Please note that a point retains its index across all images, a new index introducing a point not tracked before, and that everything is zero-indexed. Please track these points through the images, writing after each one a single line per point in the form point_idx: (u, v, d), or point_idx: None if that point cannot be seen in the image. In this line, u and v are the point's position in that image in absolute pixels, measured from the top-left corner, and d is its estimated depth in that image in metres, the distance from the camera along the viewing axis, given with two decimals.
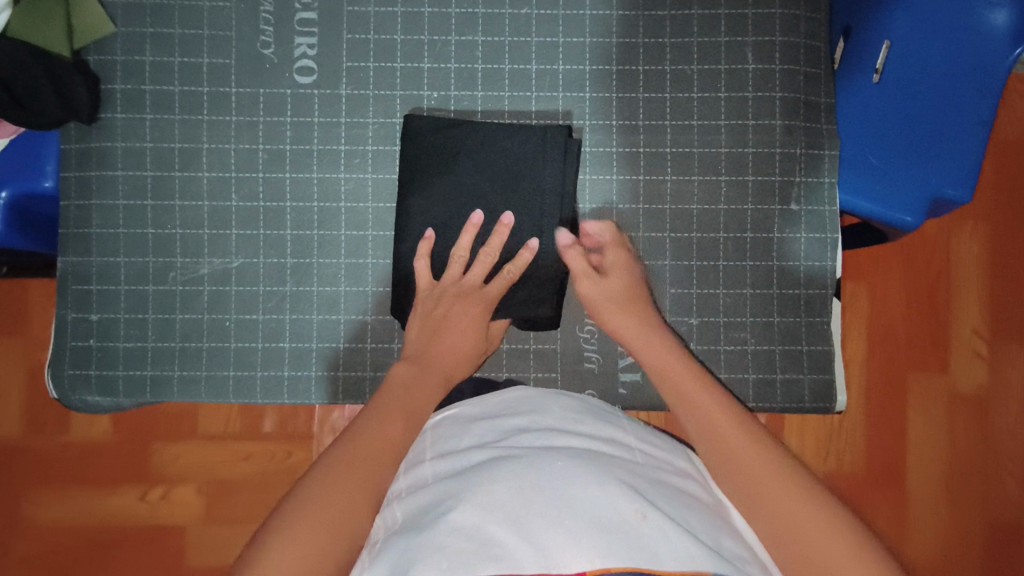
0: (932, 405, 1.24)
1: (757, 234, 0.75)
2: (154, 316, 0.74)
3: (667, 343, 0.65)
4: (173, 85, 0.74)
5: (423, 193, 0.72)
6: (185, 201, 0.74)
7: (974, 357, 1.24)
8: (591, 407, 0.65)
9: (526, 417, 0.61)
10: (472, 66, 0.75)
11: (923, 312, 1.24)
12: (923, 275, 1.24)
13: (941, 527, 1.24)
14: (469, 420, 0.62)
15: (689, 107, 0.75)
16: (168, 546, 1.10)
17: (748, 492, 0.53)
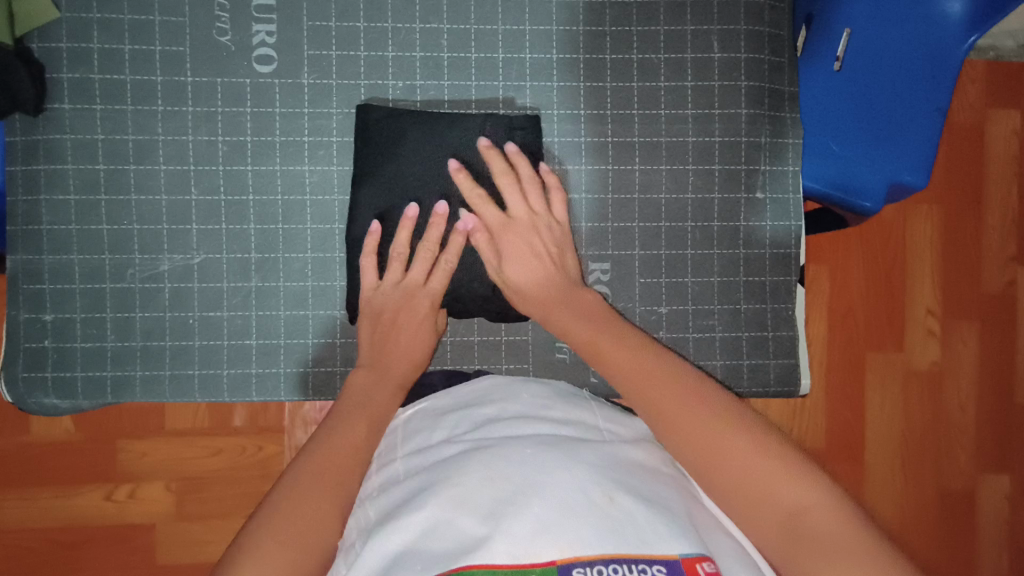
0: (889, 382, 1.28)
1: (724, 222, 0.76)
2: (113, 315, 0.71)
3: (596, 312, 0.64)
4: (125, 74, 0.71)
5: (391, 186, 0.70)
6: (141, 195, 0.71)
7: (928, 336, 1.29)
8: (560, 394, 0.65)
9: (496, 407, 0.61)
10: (438, 55, 0.74)
11: (881, 293, 1.28)
12: (881, 257, 1.28)
13: (899, 498, 1.29)
14: (439, 414, 0.63)
15: (657, 96, 0.75)
16: (137, 545, 1.08)
17: (702, 453, 0.51)
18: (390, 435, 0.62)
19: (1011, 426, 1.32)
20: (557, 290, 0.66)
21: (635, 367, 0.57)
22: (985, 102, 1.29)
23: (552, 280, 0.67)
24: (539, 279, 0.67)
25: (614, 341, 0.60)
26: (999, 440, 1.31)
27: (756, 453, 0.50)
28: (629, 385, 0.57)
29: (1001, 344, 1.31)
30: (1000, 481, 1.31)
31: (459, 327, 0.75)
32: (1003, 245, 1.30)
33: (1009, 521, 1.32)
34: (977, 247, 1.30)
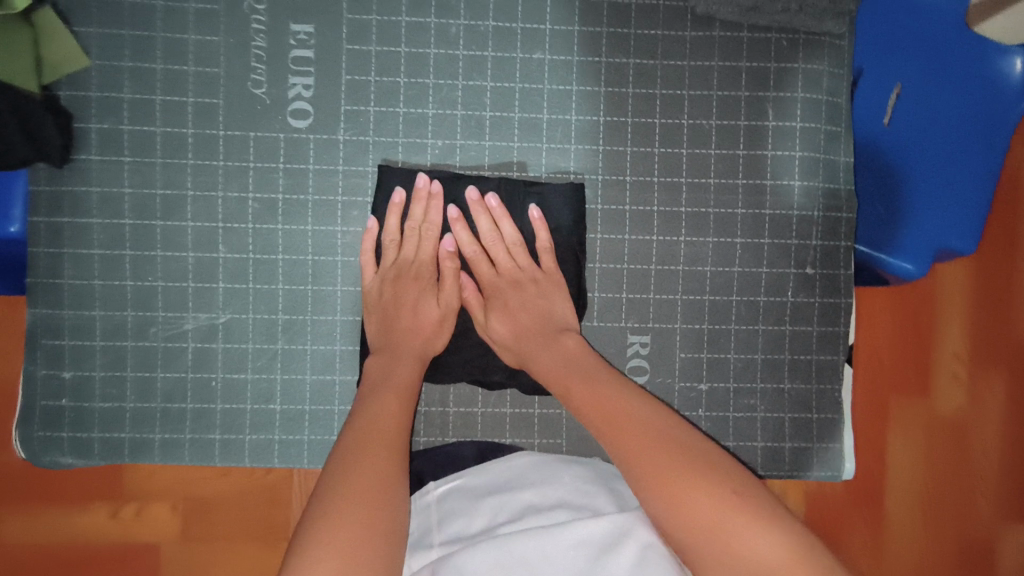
0: (911, 430, 1.16)
1: (772, 297, 0.72)
2: (133, 374, 0.69)
3: (604, 382, 0.59)
4: (155, 126, 0.68)
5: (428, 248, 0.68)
6: (168, 250, 0.68)
7: (954, 382, 1.16)
8: (596, 474, 0.66)
9: (536, 492, 0.63)
10: (480, 114, 0.70)
11: (909, 333, 1.16)
12: (911, 295, 1.16)
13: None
14: (479, 495, 0.64)
15: (706, 164, 0.72)
16: (148, 566, 1.01)
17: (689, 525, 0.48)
18: (425, 515, 0.64)
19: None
20: (544, 342, 0.65)
21: (639, 434, 0.53)
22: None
23: (566, 357, 0.63)
24: (530, 327, 0.67)
25: (612, 408, 0.56)
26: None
27: (743, 527, 0.47)
28: (627, 461, 0.53)
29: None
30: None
31: (491, 397, 0.72)
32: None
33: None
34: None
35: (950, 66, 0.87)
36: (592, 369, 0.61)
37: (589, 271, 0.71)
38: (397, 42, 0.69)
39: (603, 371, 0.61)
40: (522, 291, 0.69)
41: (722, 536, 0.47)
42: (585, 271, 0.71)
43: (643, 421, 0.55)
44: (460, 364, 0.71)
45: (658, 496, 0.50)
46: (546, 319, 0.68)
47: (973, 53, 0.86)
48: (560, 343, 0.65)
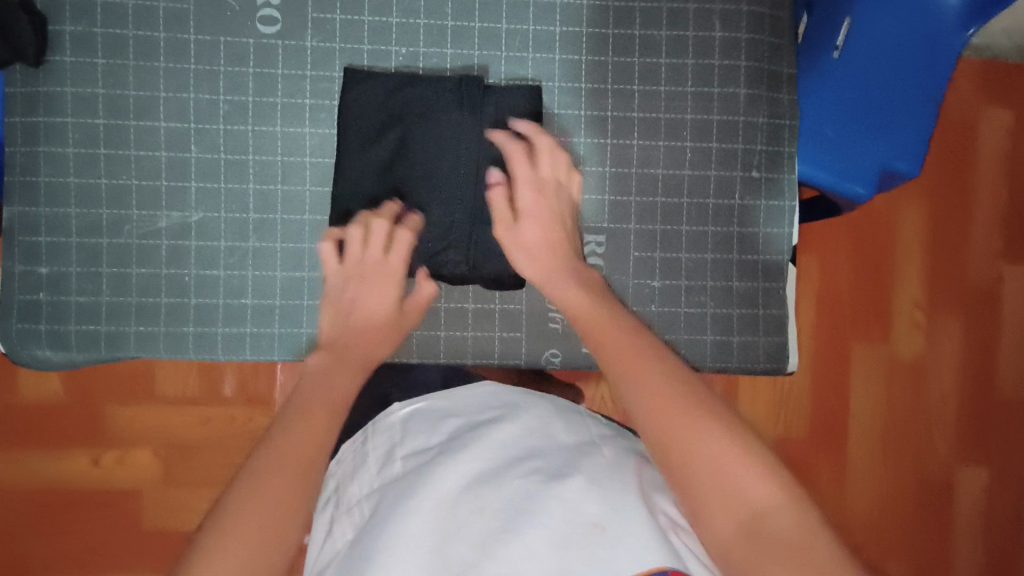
0: (873, 372, 1.31)
1: (720, 200, 0.77)
2: (109, 269, 0.72)
3: (587, 285, 0.61)
4: (127, 29, 0.71)
5: (388, 147, 0.72)
6: (141, 150, 0.71)
7: (913, 328, 1.31)
8: (558, 407, 0.68)
9: (497, 414, 0.65)
10: (442, 23, 0.74)
11: (869, 280, 1.29)
12: (870, 248, 1.30)
13: (876, 484, 1.32)
14: (441, 416, 0.66)
15: (657, 72, 0.76)
16: (123, 509, 1.09)
17: (652, 409, 0.47)
18: (390, 434, 0.66)
19: (987, 417, 1.34)
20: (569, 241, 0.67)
21: (613, 336, 0.54)
22: (978, 96, 1.30)
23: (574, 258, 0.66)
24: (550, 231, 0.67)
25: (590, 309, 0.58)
26: (977, 430, 1.34)
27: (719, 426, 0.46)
28: (621, 375, 0.50)
29: (981, 337, 1.33)
30: (978, 472, 1.34)
31: (454, 294, 0.76)
32: (989, 242, 1.32)
33: (985, 509, 1.34)
34: (963, 242, 1.32)
35: None
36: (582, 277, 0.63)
37: None
38: None
39: (592, 279, 0.62)
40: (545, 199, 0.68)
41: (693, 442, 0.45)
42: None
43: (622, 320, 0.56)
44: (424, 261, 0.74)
45: (642, 397, 0.48)
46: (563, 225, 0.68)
47: None
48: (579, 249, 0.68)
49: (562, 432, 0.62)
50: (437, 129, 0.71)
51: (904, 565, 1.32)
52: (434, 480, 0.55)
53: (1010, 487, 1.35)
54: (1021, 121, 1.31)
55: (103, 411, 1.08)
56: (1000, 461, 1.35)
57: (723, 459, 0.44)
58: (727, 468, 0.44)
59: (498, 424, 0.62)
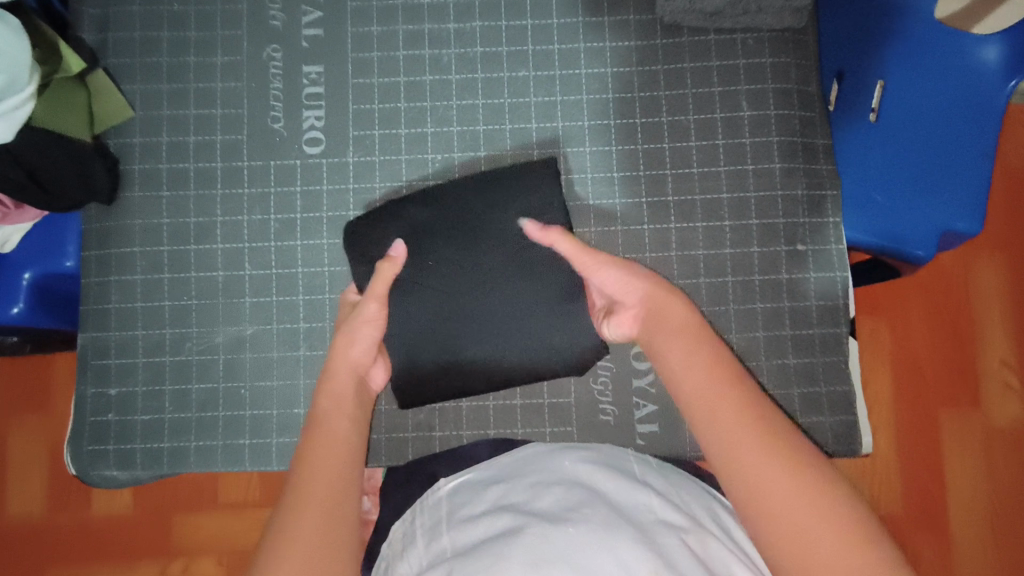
0: (969, 446, 1.11)
1: (766, 276, 0.74)
2: (171, 387, 0.74)
3: (677, 322, 0.57)
4: (188, 163, 0.77)
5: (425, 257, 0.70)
6: (200, 271, 0.76)
7: (1007, 390, 1.12)
8: (606, 461, 0.63)
9: (543, 476, 0.60)
10: (474, 128, 0.77)
11: (947, 343, 1.13)
12: (943, 307, 1.14)
13: (991, 572, 1.09)
14: (485, 485, 0.61)
15: (688, 154, 0.76)
16: None
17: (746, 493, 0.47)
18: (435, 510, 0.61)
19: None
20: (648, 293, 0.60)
21: (706, 395, 0.51)
22: None
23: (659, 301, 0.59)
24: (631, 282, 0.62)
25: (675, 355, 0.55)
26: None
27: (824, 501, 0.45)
28: (717, 454, 0.49)
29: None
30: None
31: (501, 390, 0.74)
32: None
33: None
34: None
35: (926, 56, 0.90)
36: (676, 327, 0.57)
37: None
38: (396, 72, 0.78)
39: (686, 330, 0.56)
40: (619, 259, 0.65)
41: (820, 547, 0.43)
42: None
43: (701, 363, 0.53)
44: (458, 372, 0.71)
45: (722, 452, 0.49)
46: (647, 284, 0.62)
47: (948, 42, 0.89)
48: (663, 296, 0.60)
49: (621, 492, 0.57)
50: (463, 245, 0.70)
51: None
52: (492, 555, 0.48)
53: None
54: None
55: (170, 521, 1.09)
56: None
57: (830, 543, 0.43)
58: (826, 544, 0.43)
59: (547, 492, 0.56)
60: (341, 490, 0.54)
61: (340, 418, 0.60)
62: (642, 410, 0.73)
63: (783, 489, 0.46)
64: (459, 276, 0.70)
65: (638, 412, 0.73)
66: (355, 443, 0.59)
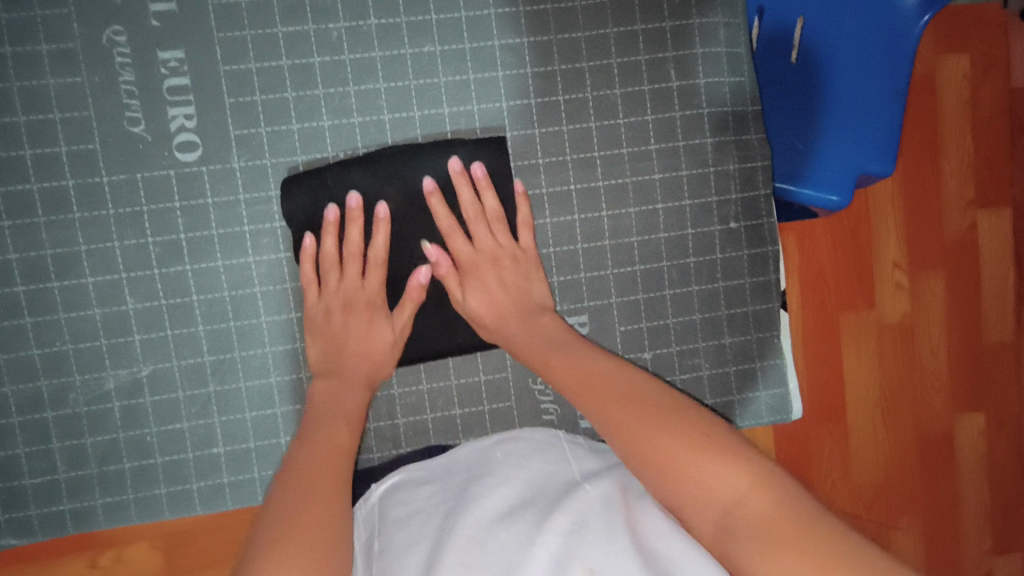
0: (863, 341, 1.19)
1: (700, 257, 0.73)
2: (61, 444, 0.66)
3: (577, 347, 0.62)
4: (30, 183, 0.63)
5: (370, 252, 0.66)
6: (71, 311, 0.65)
7: (897, 288, 1.20)
8: (533, 445, 0.65)
9: (473, 475, 0.62)
10: (379, 118, 0.68)
11: (847, 247, 1.17)
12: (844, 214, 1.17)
13: (880, 450, 1.21)
14: (418, 486, 0.63)
15: (617, 134, 0.71)
16: None
17: (665, 484, 0.50)
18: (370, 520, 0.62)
19: (982, 366, 1.24)
20: (522, 319, 0.66)
21: (613, 398, 0.56)
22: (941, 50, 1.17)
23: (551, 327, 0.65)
24: (502, 308, 0.67)
25: (581, 368, 0.60)
26: (971, 379, 1.24)
27: (728, 467, 0.49)
28: (619, 437, 0.54)
29: (964, 291, 1.23)
30: (975, 420, 1.25)
31: (439, 403, 0.71)
32: (961, 189, 1.20)
33: (987, 456, 1.26)
34: (936, 199, 1.20)
35: None
36: (574, 347, 0.62)
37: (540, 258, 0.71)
38: (276, 54, 0.66)
39: (587, 351, 0.62)
40: (501, 267, 0.68)
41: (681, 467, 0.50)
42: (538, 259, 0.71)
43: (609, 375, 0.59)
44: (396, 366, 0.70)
45: (633, 450, 0.52)
46: (520, 298, 0.67)
47: None
48: (539, 322, 0.65)
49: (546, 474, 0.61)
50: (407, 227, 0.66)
51: (916, 523, 1.24)
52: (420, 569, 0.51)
53: (1007, 434, 1.26)
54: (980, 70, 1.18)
55: None
56: (998, 407, 1.26)
57: (732, 497, 0.47)
58: (733, 502, 0.47)
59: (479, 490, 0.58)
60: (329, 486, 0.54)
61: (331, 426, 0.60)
62: None
63: (688, 460, 0.50)
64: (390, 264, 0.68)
65: None
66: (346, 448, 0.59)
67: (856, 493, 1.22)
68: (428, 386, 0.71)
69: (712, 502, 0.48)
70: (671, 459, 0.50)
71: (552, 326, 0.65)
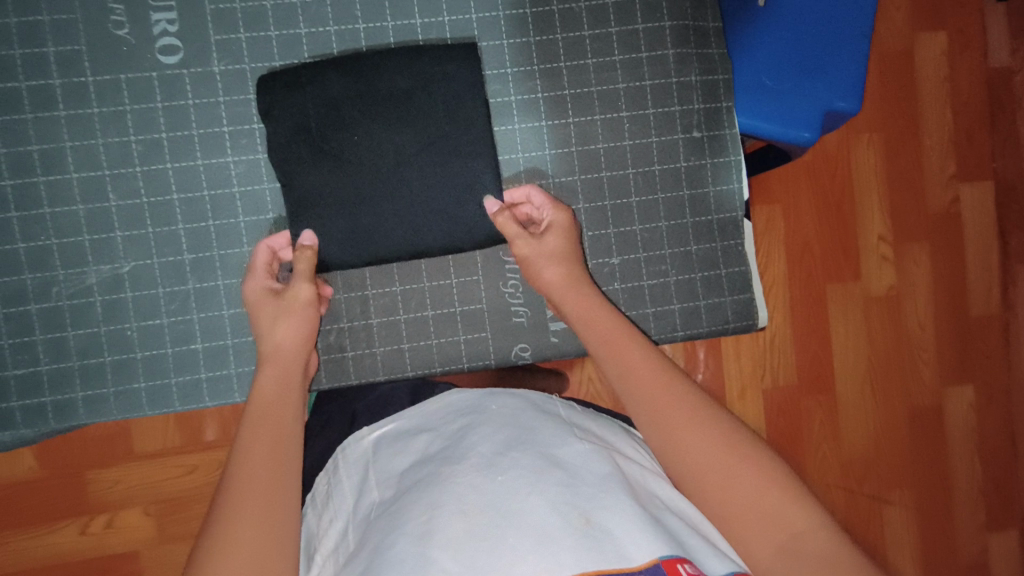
0: (850, 317, 1.17)
1: (665, 165, 0.75)
2: (44, 337, 0.68)
3: (603, 310, 0.63)
4: (19, 81, 0.66)
5: (340, 156, 0.67)
6: (56, 206, 0.67)
7: (883, 264, 1.18)
8: (527, 397, 0.59)
9: (470, 412, 0.56)
10: (353, 26, 0.70)
11: (832, 221, 1.16)
12: (829, 188, 1.16)
13: (874, 430, 1.19)
14: (411, 430, 0.58)
15: (582, 44, 0.73)
16: None
17: (686, 466, 0.51)
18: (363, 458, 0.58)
19: (971, 338, 1.22)
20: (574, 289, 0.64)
21: (641, 373, 0.57)
22: (911, 21, 1.17)
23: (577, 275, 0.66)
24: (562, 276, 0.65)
25: (608, 336, 0.60)
26: (959, 353, 1.22)
27: (746, 463, 0.50)
28: (645, 416, 0.54)
29: (950, 266, 1.20)
30: (966, 396, 1.22)
31: (411, 304, 0.73)
32: (943, 165, 1.19)
33: (979, 431, 1.22)
34: (919, 171, 1.19)
35: None
36: (608, 315, 0.62)
37: (513, 163, 0.73)
38: None
39: (621, 324, 0.62)
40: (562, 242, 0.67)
41: (685, 443, 0.52)
42: (507, 163, 0.73)
43: (626, 350, 0.59)
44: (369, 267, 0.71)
45: (658, 435, 0.53)
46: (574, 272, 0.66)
47: None
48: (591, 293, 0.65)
49: (539, 418, 0.55)
50: (379, 127, 0.68)
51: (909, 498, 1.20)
52: (413, 499, 0.46)
53: (1000, 409, 1.23)
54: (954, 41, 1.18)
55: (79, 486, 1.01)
56: (988, 384, 1.23)
57: (749, 500, 0.48)
58: (750, 507, 0.48)
59: (475, 426, 0.53)
60: (279, 492, 0.51)
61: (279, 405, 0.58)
62: None
63: (706, 451, 0.51)
64: (363, 166, 0.67)
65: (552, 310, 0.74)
66: (295, 454, 0.55)
67: (850, 472, 1.18)
68: (401, 287, 0.73)
69: (735, 503, 0.48)
70: (681, 434, 0.52)
71: (559, 242, 0.67)
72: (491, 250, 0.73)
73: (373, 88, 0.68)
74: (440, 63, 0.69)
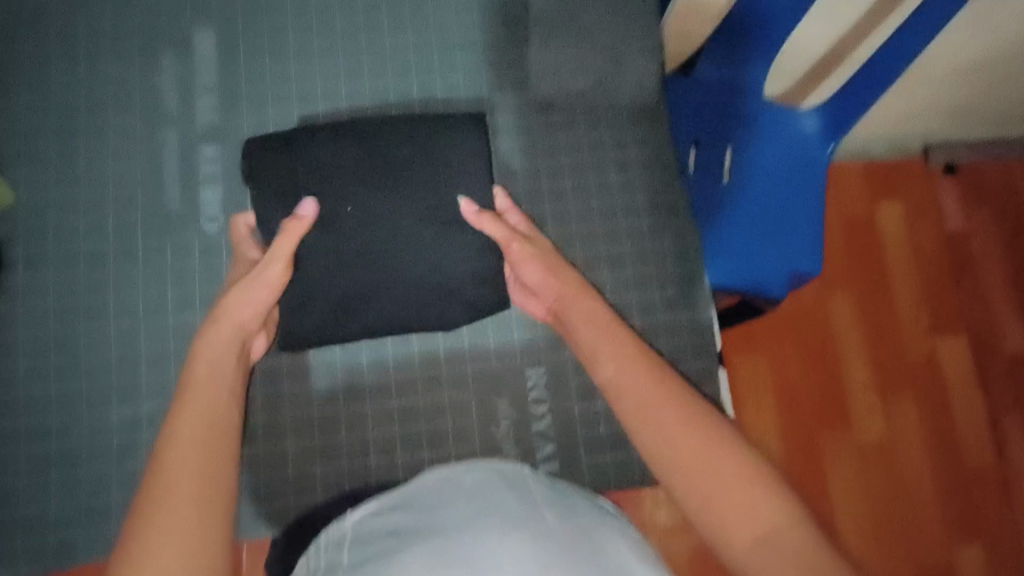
0: (843, 464, 1.20)
1: (642, 320, 0.84)
2: (57, 474, 0.71)
3: (596, 308, 0.72)
4: (78, 244, 0.77)
5: (357, 233, 0.72)
6: (92, 352, 0.74)
7: (869, 411, 1.23)
8: (508, 479, 0.62)
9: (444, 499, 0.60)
10: None
11: (816, 370, 1.23)
12: (811, 340, 1.24)
13: None
14: (388, 531, 0.59)
15: (567, 216, 0.86)
16: None
17: (673, 456, 0.60)
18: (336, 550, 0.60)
19: (967, 489, 1.22)
20: (573, 295, 0.73)
21: (631, 378, 0.66)
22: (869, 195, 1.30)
23: (567, 287, 0.73)
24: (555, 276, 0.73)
25: (593, 334, 0.70)
26: (957, 503, 1.21)
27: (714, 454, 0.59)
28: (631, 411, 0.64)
29: (937, 415, 1.24)
30: (972, 550, 1.20)
31: (409, 445, 0.77)
32: (917, 320, 1.27)
33: None
34: (895, 326, 1.26)
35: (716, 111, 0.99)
36: (604, 319, 0.71)
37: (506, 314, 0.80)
38: None
39: (615, 324, 0.70)
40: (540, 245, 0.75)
41: (664, 427, 0.62)
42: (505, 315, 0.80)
43: (619, 347, 0.68)
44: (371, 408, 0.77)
45: (632, 414, 0.64)
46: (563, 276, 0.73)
47: (720, 107, 0.99)
48: (585, 297, 0.72)
49: (512, 499, 0.59)
50: (389, 200, 0.72)
51: None
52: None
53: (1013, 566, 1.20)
54: (914, 212, 1.30)
55: None
56: (994, 539, 1.21)
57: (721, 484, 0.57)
58: (722, 486, 0.57)
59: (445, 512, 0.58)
60: (208, 479, 0.56)
61: (200, 403, 0.61)
62: (543, 450, 0.78)
63: (689, 445, 0.60)
64: (379, 240, 0.72)
65: (541, 452, 0.78)
66: (225, 441, 0.59)
67: None
68: (400, 429, 0.77)
69: (715, 494, 0.57)
70: (669, 423, 0.62)
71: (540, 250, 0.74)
72: (484, 395, 0.79)
73: (388, 156, 0.74)
74: (439, 133, 0.75)
